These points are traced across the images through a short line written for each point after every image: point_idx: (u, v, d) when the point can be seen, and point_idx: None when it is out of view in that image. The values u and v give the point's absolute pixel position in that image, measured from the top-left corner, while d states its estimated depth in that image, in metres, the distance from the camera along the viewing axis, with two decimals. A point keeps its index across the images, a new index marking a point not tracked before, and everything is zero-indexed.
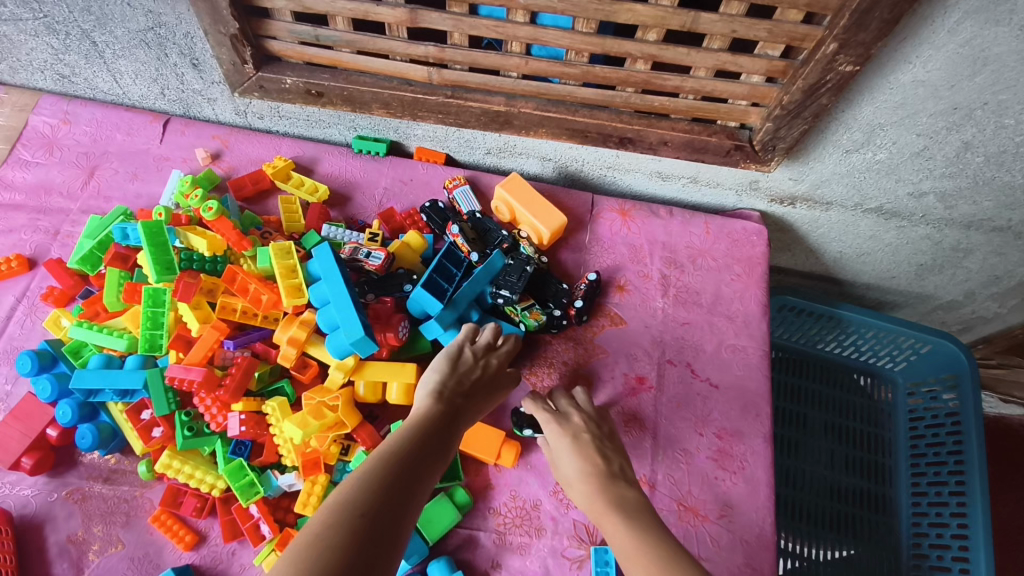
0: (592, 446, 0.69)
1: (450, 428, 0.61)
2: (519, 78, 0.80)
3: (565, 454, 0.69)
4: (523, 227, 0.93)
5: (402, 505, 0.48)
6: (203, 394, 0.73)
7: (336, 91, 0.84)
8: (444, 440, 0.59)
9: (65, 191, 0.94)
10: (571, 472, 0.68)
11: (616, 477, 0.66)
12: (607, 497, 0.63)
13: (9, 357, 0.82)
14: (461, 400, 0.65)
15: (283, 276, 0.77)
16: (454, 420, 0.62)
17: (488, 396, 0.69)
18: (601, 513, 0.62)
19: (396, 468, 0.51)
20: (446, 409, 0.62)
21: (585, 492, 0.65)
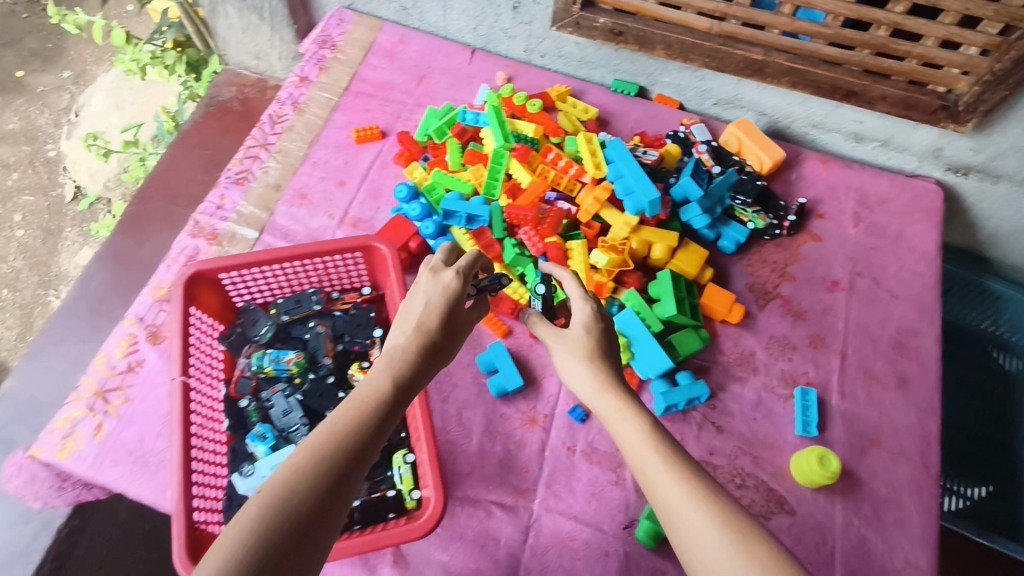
0: (611, 335, 0.77)
1: (401, 390, 0.63)
2: (779, 34, 1.06)
3: (585, 332, 0.76)
4: (747, 157, 1.17)
5: (332, 491, 0.54)
6: (528, 227, 1.02)
7: (634, 31, 1.12)
8: (394, 402, 0.61)
9: (402, 89, 1.27)
10: (591, 347, 0.75)
11: (625, 376, 0.74)
12: (621, 386, 0.72)
13: (372, 193, 1.14)
14: (421, 347, 0.66)
15: (589, 156, 1.06)
16: (405, 376, 0.63)
17: (453, 344, 0.70)
18: (613, 400, 0.70)
19: (327, 451, 0.56)
20: (397, 365, 0.64)
21: (599, 374, 0.73)
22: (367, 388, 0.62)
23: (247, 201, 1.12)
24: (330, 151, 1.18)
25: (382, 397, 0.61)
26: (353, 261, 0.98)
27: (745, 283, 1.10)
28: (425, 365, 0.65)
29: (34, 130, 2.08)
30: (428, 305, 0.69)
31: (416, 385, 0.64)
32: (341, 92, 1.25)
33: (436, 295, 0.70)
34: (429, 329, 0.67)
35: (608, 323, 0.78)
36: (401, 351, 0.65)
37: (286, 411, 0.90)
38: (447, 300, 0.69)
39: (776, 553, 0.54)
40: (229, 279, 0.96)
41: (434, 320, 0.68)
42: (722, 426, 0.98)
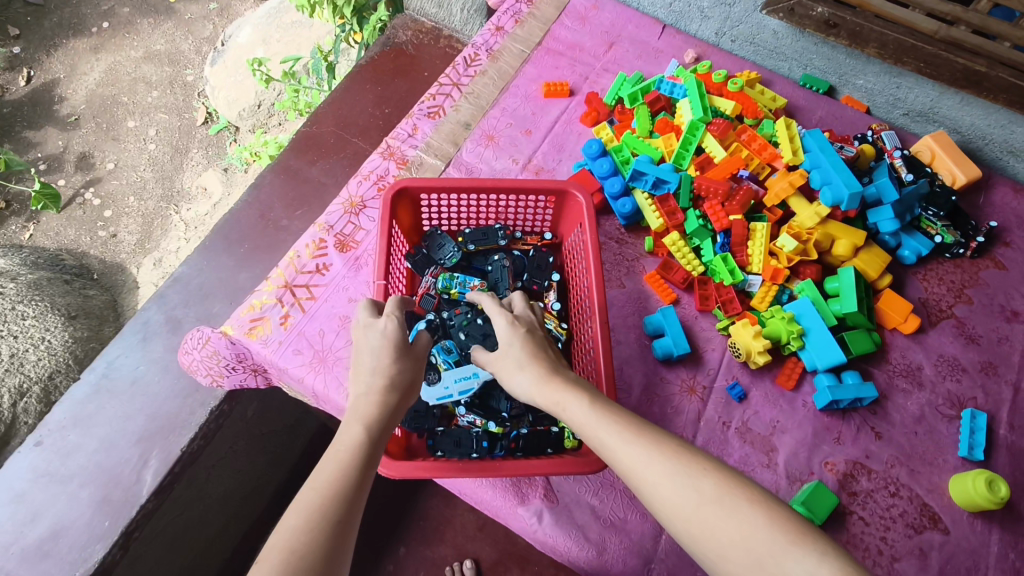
0: (536, 335, 0.74)
1: (376, 438, 0.62)
2: (1010, 47, 1.02)
3: (511, 340, 0.73)
4: (939, 171, 1.15)
5: (334, 544, 0.52)
6: (715, 201, 1.03)
7: (850, 25, 1.10)
8: (370, 444, 0.61)
9: (591, 53, 1.29)
10: (521, 354, 0.71)
11: (564, 363, 0.70)
12: (554, 371, 0.68)
13: (556, 146, 1.16)
14: (381, 389, 0.67)
15: (787, 141, 1.06)
16: (372, 414, 0.64)
17: (413, 375, 0.71)
18: (553, 392, 0.66)
19: (314, 505, 0.54)
20: (364, 411, 0.64)
21: (538, 371, 0.69)
22: (340, 441, 0.61)
23: (437, 134, 1.17)
24: (520, 101, 1.21)
25: (356, 441, 0.61)
26: (543, 205, 1.01)
27: (919, 297, 1.07)
28: (391, 402, 0.66)
29: (176, 53, 2.18)
30: (370, 348, 0.71)
31: (388, 420, 0.65)
32: (534, 46, 1.29)
33: (377, 339, 0.71)
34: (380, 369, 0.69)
35: (531, 324, 0.75)
36: (359, 399, 0.66)
37: (484, 334, 0.92)
38: (394, 341, 0.71)
39: (731, 482, 0.54)
40: (427, 201, 0.99)
41: (378, 358, 0.70)
42: (882, 432, 0.96)
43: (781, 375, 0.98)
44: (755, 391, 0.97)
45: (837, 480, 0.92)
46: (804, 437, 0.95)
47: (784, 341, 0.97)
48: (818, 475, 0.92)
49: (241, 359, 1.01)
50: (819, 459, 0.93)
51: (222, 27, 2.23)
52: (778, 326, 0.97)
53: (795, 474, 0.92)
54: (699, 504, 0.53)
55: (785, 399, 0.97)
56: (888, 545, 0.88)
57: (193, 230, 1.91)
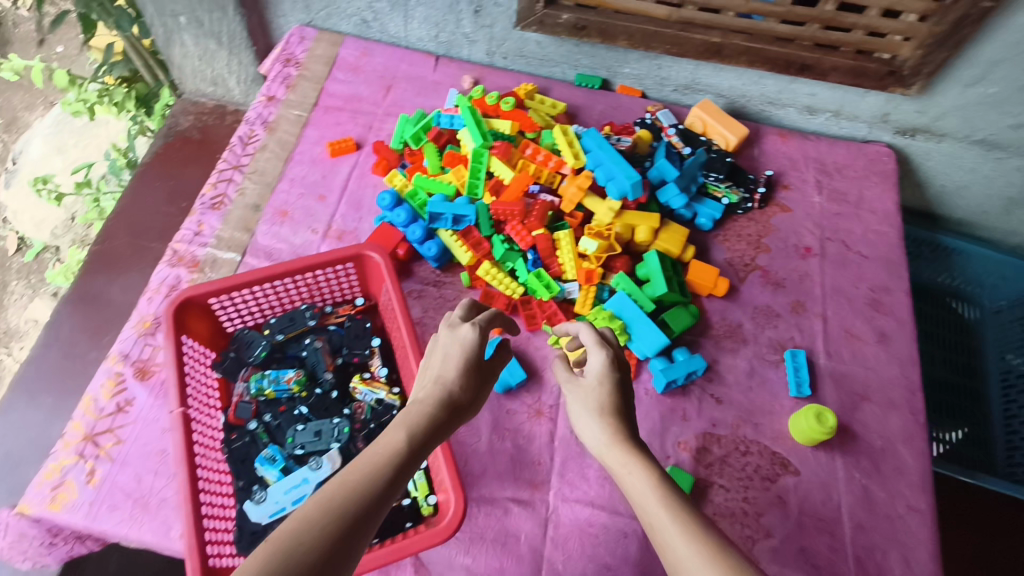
0: (625, 387, 0.72)
1: (419, 447, 0.57)
2: (734, 16, 1.11)
3: (597, 383, 0.72)
4: (713, 137, 1.23)
5: (344, 545, 0.46)
6: (516, 222, 1.04)
7: (596, 24, 1.15)
8: (408, 454, 0.56)
9: (371, 101, 1.26)
10: (602, 401, 0.70)
11: (638, 432, 0.68)
12: (630, 439, 0.66)
13: (354, 204, 1.13)
14: (435, 402, 0.62)
15: (566, 146, 1.08)
16: (422, 426, 0.59)
17: (474, 398, 0.66)
18: (620, 455, 0.65)
19: (332, 495, 0.49)
20: (415, 418, 0.60)
21: (610, 428, 0.68)
22: (387, 440, 0.57)
23: (226, 224, 1.10)
24: (307, 167, 1.17)
25: (397, 446, 0.56)
26: (344, 273, 0.97)
27: (724, 258, 1.14)
28: (443, 419, 0.61)
29: None
30: (446, 359, 0.67)
31: (435, 438, 0.60)
32: (311, 107, 1.24)
33: (454, 348, 0.68)
34: (447, 383, 0.64)
35: (625, 373, 0.73)
36: (417, 408, 0.62)
37: (317, 432, 0.86)
38: (470, 355, 0.67)
39: None
40: (219, 303, 0.93)
41: (446, 372, 0.65)
42: (721, 397, 1.01)
43: None
44: None
45: (692, 456, 0.95)
46: (653, 425, 0.98)
47: (613, 338, 0.99)
48: (674, 457, 0.95)
49: (54, 532, 0.88)
50: (672, 441, 0.96)
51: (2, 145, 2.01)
52: (604, 326, 0.99)
53: None
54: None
55: None
56: (751, 503, 0.92)
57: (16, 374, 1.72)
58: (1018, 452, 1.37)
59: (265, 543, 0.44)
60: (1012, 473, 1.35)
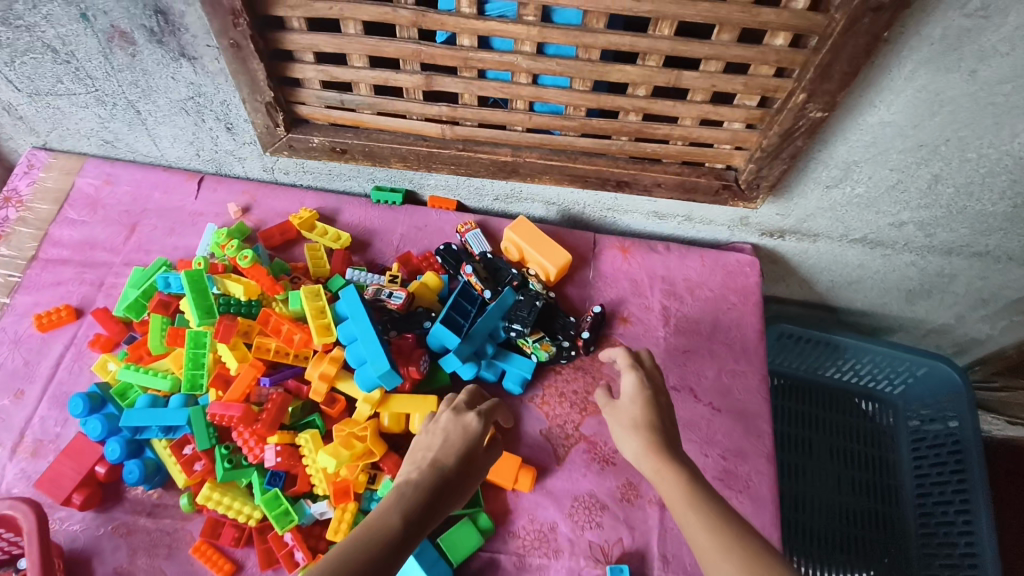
0: (658, 404, 0.69)
1: (403, 528, 0.53)
2: (524, 131, 0.88)
3: (631, 401, 0.69)
4: (531, 265, 1.01)
5: None
6: (242, 428, 0.79)
7: (358, 148, 0.92)
8: (396, 544, 0.52)
9: (108, 247, 1.01)
10: (634, 415, 0.67)
11: (676, 440, 0.65)
12: (667, 447, 0.63)
13: (60, 402, 0.88)
14: (427, 484, 0.58)
15: (313, 317, 0.84)
16: (414, 513, 0.55)
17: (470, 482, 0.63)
18: (657, 464, 0.61)
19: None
20: (406, 503, 0.56)
21: (643, 440, 0.64)
22: (372, 522, 0.53)
23: None
24: (6, 350, 0.92)
25: (390, 536, 0.52)
26: None
27: (539, 430, 0.91)
28: (437, 503, 0.58)
29: None
30: (446, 442, 0.63)
31: (422, 525, 0.55)
32: (26, 264, 0.99)
33: (458, 432, 0.65)
34: (443, 466, 0.60)
35: (660, 394, 0.70)
36: (413, 487, 0.58)
37: None
38: (471, 441, 0.64)
39: None
40: None
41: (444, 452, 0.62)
42: None
43: None
44: None
45: None
46: None
47: None
48: None
49: None
50: None
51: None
52: None
53: None
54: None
55: None
56: None
57: None
58: None
59: None
60: None
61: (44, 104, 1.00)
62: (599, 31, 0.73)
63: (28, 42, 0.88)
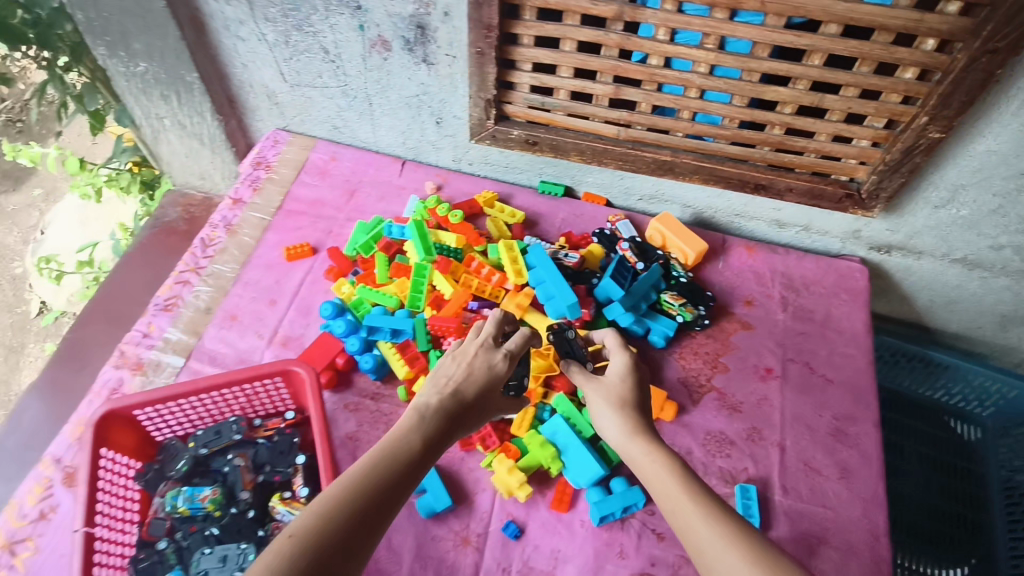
0: (640, 386, 0.81)
1: (431, 443, 0.70)
2: (683, 137, 1.11)
3: (619, 381, 0.81)
4: (672, 250, 1.21)
5: (363, 519, 0.58)
6: (452, 337, 1.03)
7: (548, 141, 1.16)
8: (420, 456, 0.68)
9: (333, 206, 1.29)
10: (623, 396, 0.79)
11: (655, 426, 0.77)
12: (649, 431, 0.75)
13: (303, 310, 1.14)
14: (440, 409, 0.73)
15: (510, 263, 1.08)
16: (434, 434, 0.71)
17: (478, 416, 0.79)
18: (641, 445, 0.73)
19: (358, 486, 0.61)
20: (428, 425, 0.71)
21: (628, 420, 0.76)
22: (400, 439, 0.68)
23: (176, 326, 1.12)
24: (262, 271, 1.19)
25: (416, 448, 0.68)
26: (274, 388, 0.98)
27: (678, 377, 1.10)
28: (449, 421, 0.73)
29: None
30: (470, 377, 0.78)
31: (440, 444, 0.71)
32: (273, 212, 1.27)
33: (483, 373, 0.79)
34: (463, 398, 0.76)
35: (642, 375, 0.83)
36: (432, 410, 0.73)
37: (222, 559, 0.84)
38: (489, 379, 0.79)
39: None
40: (144, 414, 0.94)
41: (459, 382, 0.77)
42: (663, 533, 0.96)
43: (554, 500, 0.97)
44: (532, 524, 0.96)
45: None
46: (587, 561, 0.93)
47: (545, 466, 0.97)
48: None
49: None
50: None
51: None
52: (537, 452, 0.98)
53: None
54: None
55: (563, 524, 0.96)
56: None
57: None
58: None
59: (293, 527, 0.56)
60: None
61: (299, 93, 1.31)
62: (763, 59, 0.96)
63: (309, 44, 1.19)
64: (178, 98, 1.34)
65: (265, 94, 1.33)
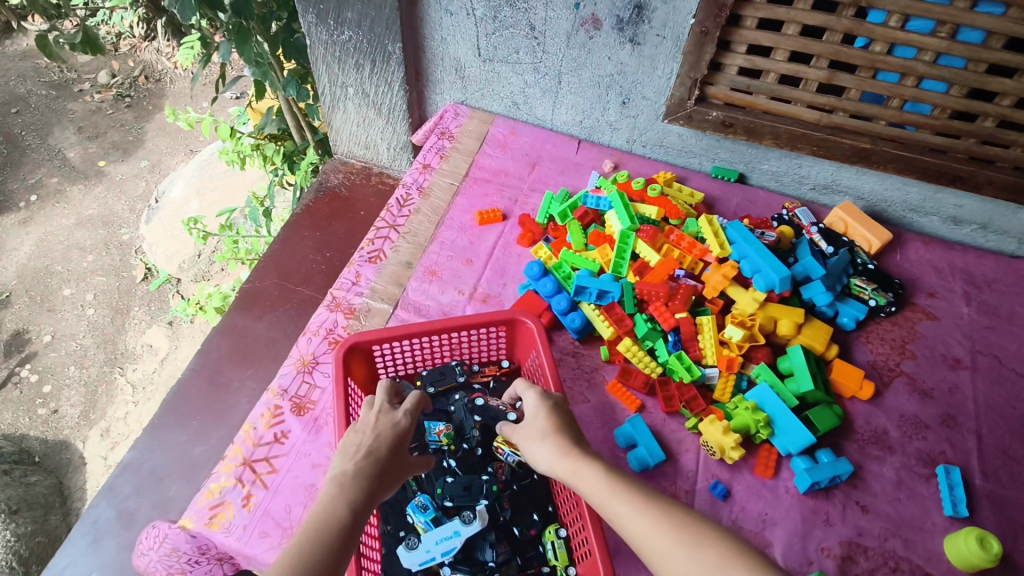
0: (560, 408, 0.81)
1: (353, 510, 0.68)
2: (885, 125, 1.14)
3: (536, 410, 0.81)
4: (855, 238, 1.23)
5: None
6: (659, 303, 1.07)
7: (744, 123, 1.22)
8: (346, 526, 0.66)
9: (517, 176, 1.36)
10: (543, 425, 0.79)
11: (581, 438, 0.78)
12: (575, 446, 0.76)
13: (498, 271, 1.20)
14: (355, 474, 0.71)
15: (712, 236, 1.13)
16: (357, 501, 0.68)
17: (404, 471, 0.77)
18: (572, 462, 0.74)
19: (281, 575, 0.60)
20: (351, 490, 0.69)
21: (555, 444, 0.77)
22: (321, 513, 0.66)
23: (381, 277, 1.18)
24: (456, 233, 1.25)
25: (339, 520, 0.66)
26: (496, 335, 1.02)
27: (868, 359, 1.11)
28: (373, 484, 0.71)
29: (111, 215, 2.34)
30: (378, 436, 0.77)
31: (367, 507, 0.70)
32: (461, 177, 1.35)
33: (390, 431, 0.78)
34: (377, 456, 0.74)
35: (558, 399, 0.83)
36: (348, 477, 0.71)
37: (466, 488, 0.89)
38: (398, 435, 0.78)
39: (734, 555, 0.61)
40: (379, 350, 0.99)
41: (372, 444, 0.76)
42: (867, 505, 0.96)
43: (759, 465, 0.98)
44: (737, 486, 0.97)
45: (837, 566, 0.90)
46: (795, 525, 0.93)
47: (753, 430, 0.98)
48: (818, 564, 0.90)
49: (204, 550, 0.93)
50: (815, 545, 0.92)
51: (155, 182, 2.44)
52: (744, 416, 0.99)
53: (795, 568, 0.90)
54: (703, 558, 0.61)
55: (768, 489, 0.97)
56: None
57: (141, 391, 1.98)
58: None
59: None
60: None
61: (488, 68, 1.39)
62: (996, 49, 0.99)
63: (517, 20, 1.27)
64: (370, 67, 1.44)
65: (454, 67, 1.43)
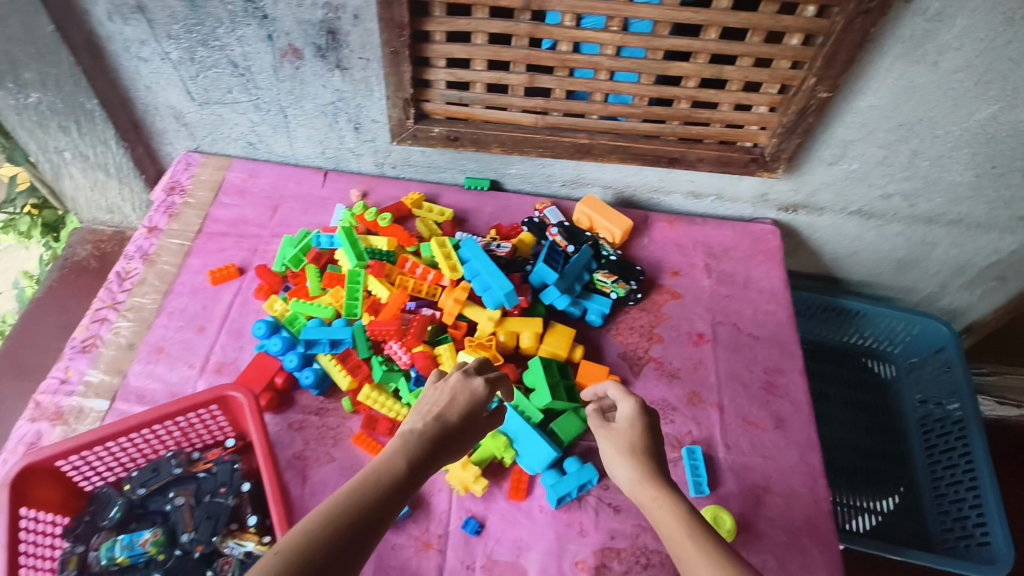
0: (652, 430, 0.76)
1: (410, 472, 0.63)
2: (598, 119, 1.16)
3: (630, 425, 0.77)
4: (599, 231, 1.25)
5: (339, 553, 0.53)
6: (394, 340, 1.02)
7: (468, 135, 1.19)
8: (405, 482, 0.62)
9: (257, 223, 1.26)
10: (634, 442, 0.75)
11: (665, 466, 0.73)
12: (660, 477, 0.71)
13: (235, 333, 1.10)
14: (424, 432, 0.67)
15: (444, 259, 1.10)
16: (417, 461, 0.64)
17: (470, 440, 0.72)
18: (654, 489, 0.70)
19: (334, 515, 0.55)
20: (413, 450, 0.65)
21: (638, 467, 0.73)
22: (384, 463, 0.62)
23: (97, 367, 1.05)
24: (187, 298, 1.14)
25: (397, 475, 0.61)
26: (211, 416, 0.93)
27: (618, 353, 1.13)
28: (436, 448, 0.66)
29: None
30: (453, 402, 0.70)
31: (426, 472, 0.65)
32: (193, 236, 1.23)
33: (469, 399, 0.71)
34: (446, 420, 0.68)
35: (653, 418, 0.78)
36: (415, 436, 0.66)
37: None
38: (475, 403, 0.71)
39: None
40: (68, 464, 0.87)
41: (449, 408, 0.70)
42: (619, 505, 0.96)
43: (511, 489, 0.97)
44: (492, 517, 0.94)
45: None
46: (548, 545, 0.92)
47: (499, 456, 0.98)
48: None
49: None
50: (569, 561, 0.91)
51: None
52: (489, 444, 0.98)
53: None
54: None
55: (522, 512, 0.95)
56: None
57: None
58: (948, 514, 1.34)
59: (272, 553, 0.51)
60: (943, 539, 1.33)
61: (209, 112, 1.28)
62: (665, 37, 1.01)
63: (216, 59, 1.16)
64: (77, 128, 1.29)
65: (172, 115, 1.30)
